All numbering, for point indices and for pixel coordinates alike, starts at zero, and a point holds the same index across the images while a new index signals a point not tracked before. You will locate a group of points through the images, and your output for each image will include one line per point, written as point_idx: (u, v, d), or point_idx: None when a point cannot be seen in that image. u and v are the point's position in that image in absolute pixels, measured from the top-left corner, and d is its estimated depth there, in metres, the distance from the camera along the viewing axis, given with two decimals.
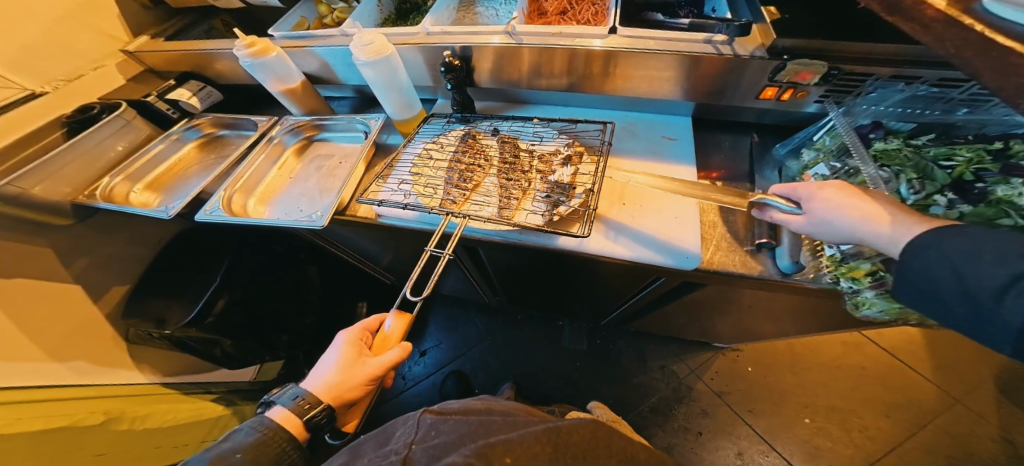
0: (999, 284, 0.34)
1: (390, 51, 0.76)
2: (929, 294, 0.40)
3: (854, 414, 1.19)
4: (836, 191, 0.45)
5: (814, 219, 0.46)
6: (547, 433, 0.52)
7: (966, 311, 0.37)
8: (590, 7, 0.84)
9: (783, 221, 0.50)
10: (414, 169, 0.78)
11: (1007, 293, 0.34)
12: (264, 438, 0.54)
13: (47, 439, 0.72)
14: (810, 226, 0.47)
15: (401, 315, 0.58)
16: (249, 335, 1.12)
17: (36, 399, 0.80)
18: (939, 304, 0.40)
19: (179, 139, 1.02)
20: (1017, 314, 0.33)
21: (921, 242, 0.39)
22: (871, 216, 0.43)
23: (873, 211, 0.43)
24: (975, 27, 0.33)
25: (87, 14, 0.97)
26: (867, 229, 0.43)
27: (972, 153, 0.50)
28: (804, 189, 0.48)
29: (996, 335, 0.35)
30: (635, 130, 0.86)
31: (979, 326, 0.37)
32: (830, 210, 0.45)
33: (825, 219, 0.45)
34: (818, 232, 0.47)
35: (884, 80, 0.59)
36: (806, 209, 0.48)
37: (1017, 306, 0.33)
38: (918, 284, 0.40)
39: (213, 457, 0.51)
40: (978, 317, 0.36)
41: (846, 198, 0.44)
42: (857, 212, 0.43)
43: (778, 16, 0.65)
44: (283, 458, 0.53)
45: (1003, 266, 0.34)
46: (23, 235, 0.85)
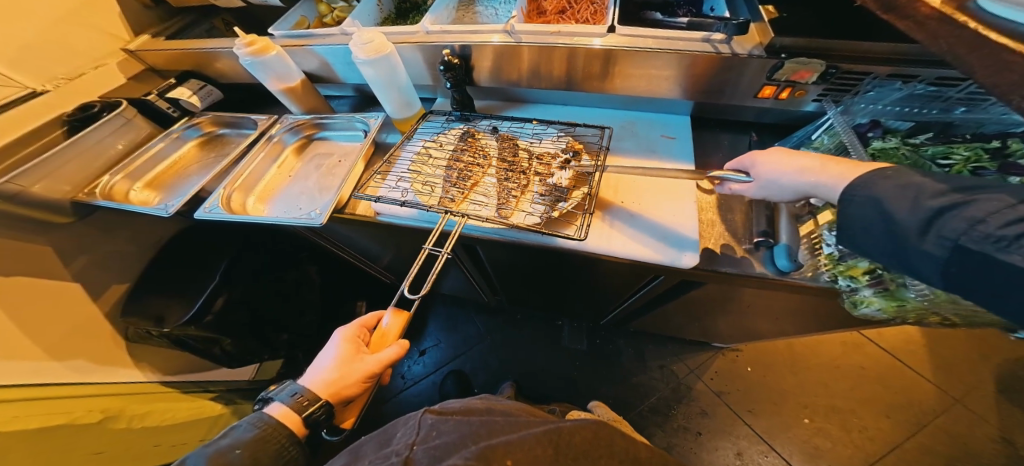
0: (923, 219, 0.38)
1: (389, 50, 0.76)
2: (858, 236, 0.44)
3: (854, 415, 1.19)
4: (775, 155, 0.51)
5: (765, 183, 0.52)
6: (548, 434, 0.52)
7: (890, 246, 0.42)
8: (589, 6, 0.84)
9: (743, 189, 0.55)
10: (413, 167, 0.78)
11: (930, 228, 0.38)
12: (264, 434, 0.54)
13: (45, 438, 0.72)
14: (766, 188, 0.52)
15: (400, 311, 0.58)
16: (248, 334, 1.12)
17: (35, 397, 0.80)
18: (863, 242, 0.44)
19: (180, 137, 1.02)
20: (937, 245, 0.37)
21: (857, 188, 0.43)
22: (810, 168, 0.48)
23: (812, 163, 0.48)
24: (970, 25, 0.33)
25: (88, 12, 0.97)
26: (810, 183, 0.48)
27: (970, 152, 0.50)
28: (748, 158, 0.54)
29: (915, 264, 0.40)
30: (634, 129, 0.86)
31: (906, 260, 0.41)
32: (776, 172, 0.50)
33: (773, 182, 0.51)
34: (772, 192, 0.52)
35: (882, 79, 0.59)
36: (755, 175, 0.53)
37: (938, 238, 0.37)
38: (855, 229, 0.44)
39: (213, 452, 0.53)
40: (902, 251, 0.41)
41: (784, 159, 0.50)
42: (797, 171, 0.48)
43: (777, 15, 0.65)
44: (281, 454, 0.53)
45: (926, 203, 0.38)
46: (23, 233, 0.85)
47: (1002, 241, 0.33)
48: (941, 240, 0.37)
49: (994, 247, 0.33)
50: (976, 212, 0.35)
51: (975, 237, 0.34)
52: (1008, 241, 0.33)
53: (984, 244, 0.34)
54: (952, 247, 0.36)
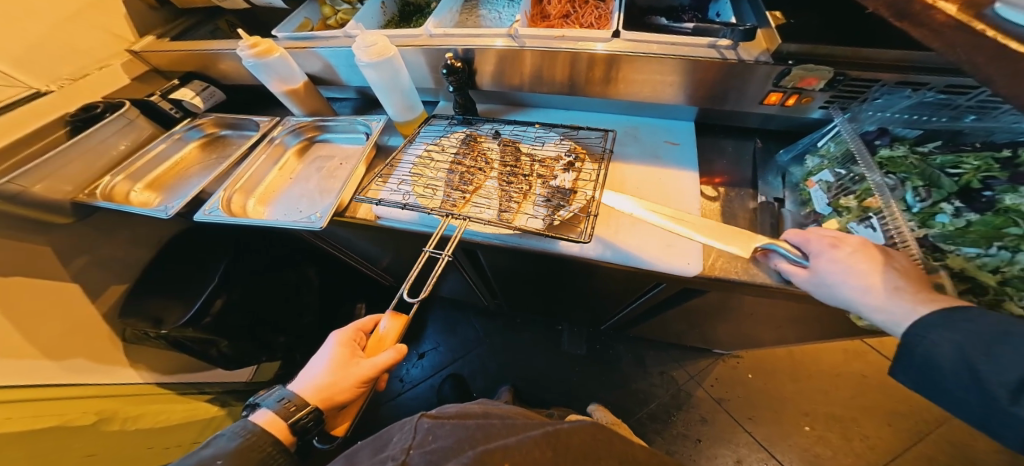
0: (1013, 378, 0.34)
1: (392, 53, 0.75)
2: (939, 381, 0.40)
3: (855, 423, 1.17)
4: (848, 253, 0.45)
5: (817, 278, 0.47)
6: (547, 437, 0.52)
7: (980, 406, 0.36)
8: (594, 10, 0.84)
9: (786, 270, 0.51)
10: (415, 170, 0.78)
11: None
12: (247, 443, 0.53)
13: (37, 440, 0.71)
14: (807, 281, 0.48)
15: (398, 315, 0.57)
16: (246, 335, 1.11)
17: (28, 399, 0.80)
18: (949, 392, 0.39)
19: (182, 139, 1.02)
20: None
21: (929, 327, 0.39)
22: (871, 286, 0.43)
23: (877, 282, 0.43)
24: (988, 33, 0.32)
25: (94, 13, 0.97)
26: (865, 300, 0.43)
27: (979, 161, 0.49)
28: (818, 244, 0.48)
29: (1009, 431, 0.34)
30: (637, 134, 0.86)
31: (982, 414, 0.36)
32: (835, 273, 0.45)
33: (826, 282, 0.46)
34: (819, 291, 0.47)
35: (891, 86, 0.58)
36: (812, 264, 0.48)
37: None
38: (923, 364, 0.40)
39: (194, 463, 0.51)
40: (989, 411, 0.35)
41: (854, 263, 0.44)
42: (860, 281, 0.44)
43: (783, 21, 0.64)
44: (268, 461, 0.53)
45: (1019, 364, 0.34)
46: (23, 233, 0.85)
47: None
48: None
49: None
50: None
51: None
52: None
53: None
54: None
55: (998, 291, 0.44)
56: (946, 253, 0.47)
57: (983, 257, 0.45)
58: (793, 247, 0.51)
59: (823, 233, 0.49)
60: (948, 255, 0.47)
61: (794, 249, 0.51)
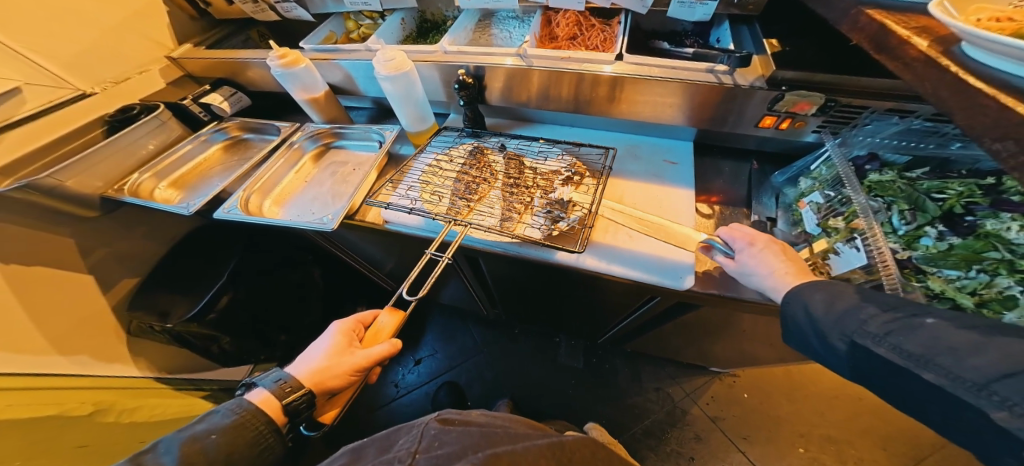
0: (832, 319, 0.44)
1: (409, 67, 0.80)
2: (800, 338, 0.48)
3: (852, 446, 1.15)
4: (762, 249, 0.53)
5: (740, 268, 0.54)
6: (551, 447, 0.55)
7: (815, 345, 0.47)
8: (600, 33, 0.89)
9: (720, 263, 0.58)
10: (423, 177, 0.82)
11: (837, 325, 0.44)
12: (242, 420, 0.56)
13: (30, 428, 0.74)
14: (736, 272, 0.55)
15: (394, 311, 0.60)
16: (249, 334, 1.15)
17: (28, 387, 0.83)
18: (796, 337, 0.49)
19: (207, 140, 1.09)
20: (841, 343, 0.43)
21: (790, 292, 0.49)
22: (779, 274, 0.51)
23: (784, 271, 0.51)
24: (952, 68, 0.35)
25: (140, 23, 1.05)
26: (769, 284, 0.51)
27: (963, 187, 0.52)
28: (741, 240, 0.55)
29: (831, 359, 0.46)
30: (637, 151, 0.89)
31: (824, 355, 0.46)
32: (754, 264, 0.53)
33: (747, 271, 0.53)
34: (742, 279, 0.55)
35: (880, 113, 0.62)
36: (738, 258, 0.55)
37: (841, 335, 0.43)
38: (790, 328, 0.49)
39: (187, 438, 0.54)
40: (821, 347, 0.46)
41: (766, 257, 0.52)
42: (769, 270, 0.51)
43: (780, 49, 0.68)
44: (259, 440, 0.56)
45: (835, 307, 0.44)
46: (49, 225, 0.91)
47: (878, 337, 0.40)
48: (843, 336, 0.43)
49: (872, 341, 0.40)
50: (867, 314, 0.42)
51: (863, 334, 0.41)
52: (882, 337, 0.40)
53: (869, 340, 0.40)
54: (850, 343, 0.42)
55: (976, 312, 0.46)
56: (927, 273, 0.50)
57: (964, 279, 0.48)
58: (724, 243, 0.58)
59: (745, 229, 0.56)
60: (929, 275, 0.49)
61: (724, 245, 0.57)
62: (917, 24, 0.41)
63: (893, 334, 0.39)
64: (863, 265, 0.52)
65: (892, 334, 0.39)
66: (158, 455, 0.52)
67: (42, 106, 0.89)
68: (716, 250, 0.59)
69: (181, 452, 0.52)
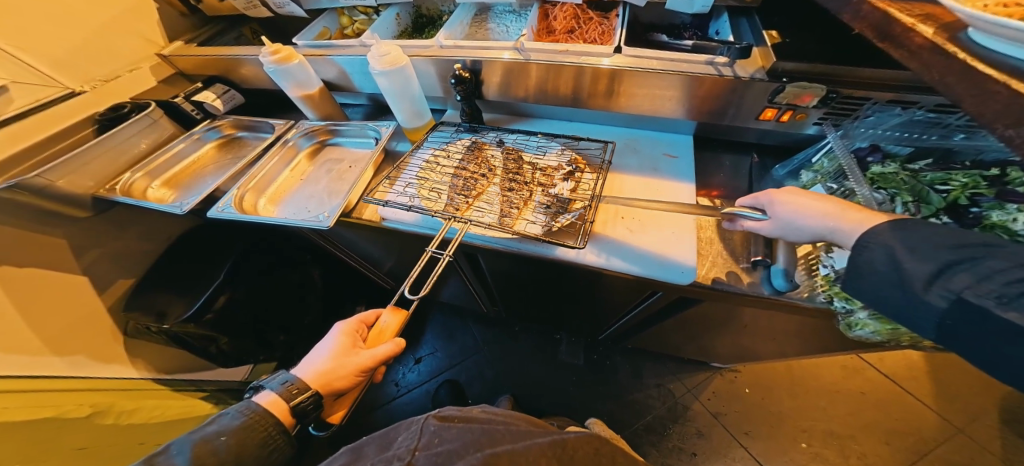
0: (932, 270, 0.38)
1: (405, 62, 0.79)
2: (876, 290, 0.43)
3: (854, 441, 1.15)
4: (792, 196, 0.50)
5: (782, 223, 0.51)
6: (553, 445, 0.54)
7: (895, 299, 0.42)
8: (598, 26, 0.87)
9: (756, 227, 0.55)
10: (421, 174, 0.81)
11: (939, 279, 0.38)
12: (250, 421, 0.55)
13: (30, 429, 0.74)
14: (779, 229, 0.52)
15: (398, 310, 0.60)
16: (247, 335, 1.14)
17: (25, 389, 0.82)
18: (870, 290, 0.44)
19: (200, 139, 1.07)
20: (941, 299, 0.38)
21: (873, 235, 0.43)
22: (828, 212, 0.47)
23: (830, 207, 0.47)
24: (959, 55, 0.34)
25: (130, 20, 1.04)
26: (829, 226, 0.47)
27: (968, 179, 0.51)
28: (766, 196, 0.54)
29: (913, 317, 0.40)
30: (636, 146, 0.88)
31: (905, 312, 0.41)
32: (794, 212, 0.50)
33: (791, 221, 0.50)
34: (790, 232, 0.51)
35: (883, 104, 0.60)
36: (771, 214, 0.53)
37: (945, 291, 0.37)
38: (866, 279, 0.44)
39: (199, 439, 0.53)
40: (904, 300, 0.41)
41: (802, 201, 0.49)
42: (816, 212, 0.48)
43: (780, 40, 0.67)
44: (269, 441, 0.55)
45: (939, 257, 0.38)
46: (41, 225, 0.89)
47: (1006, 297, 0.33)
48: (946, 293, 0.37)
49: (995, 303, 0.34)
50: (987, 268, 0.36)
51: (980, 292, 0.35)
52: (1010, 298, 0.33)
53: (988, 300, 0.34)
54: (955, 300, 0.37)
55: None
56: None
57: None
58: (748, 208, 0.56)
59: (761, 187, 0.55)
60: None
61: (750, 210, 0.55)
62: (921, 12, 0.40)
63: None
64: None
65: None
66: (171, 456, 0.51)
67: (30, 105, 0.87)
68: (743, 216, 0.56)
69: (193, 452, 0.51)
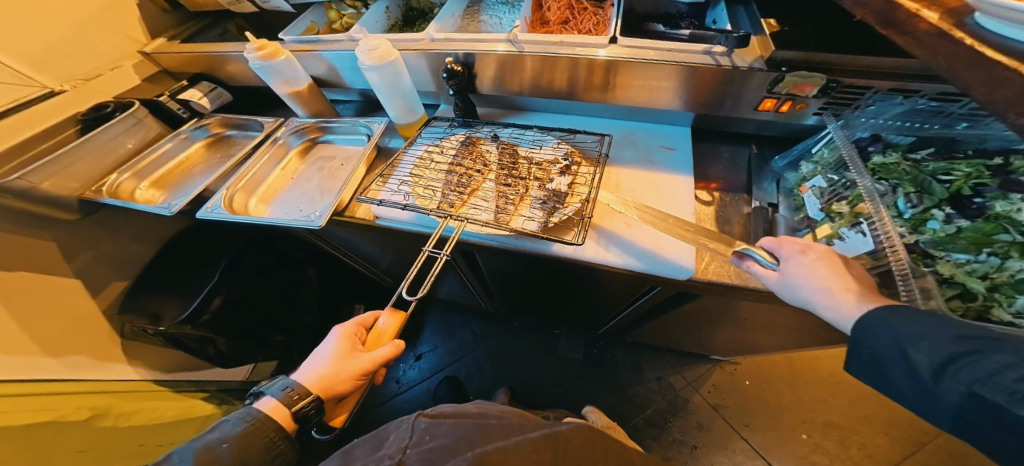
0: (938, 360, 0.36)
1: (394, 56, 0.77)
2: (885, 373, 0.41)
3: (854, 432, 1.16)
4: (816, 261, 0.46)
5: (785, 280, 0.47)
6: (546, 439, 0.54)
7: (909, 388, 0.39)
8: (593, 17, 0.86)
9: (758, 273, 0.51)
10: (414, 171, 0.79)
11: (947, 369, 0.35)
12: (254, 427, 0.54)
13: (33, 433, 0.72)
14: (781, 285, 0.48)
15: (396, 312, 0.58)
16: (244, 335, 1.13)
17: (26, 394, 0.81)
18: (879, 372, 0.41)
19: (188, 138, 1.05)
20: (956, 392, 0.34)
21: (871, 319, 0.41)
22: (838, 290, 0.44)
23: (845, 286, 0.44)
24: (966, 41, 0.33)
25: (110, 16, 1.01)
26: (829, 304, 0.44)
27: (971, 169, 0.50)
28: (788, 249, 0.49)
29: (933, 409, 0.37)
30: (633, 139, 0.87)
31: (924, 403, 0.38)
32: (803, 276, 0.46)
33: (795, 284, 0.46)
34: (785, 293, 0.48)
35: (883, 93, 0.59)
36: (785, 268, 0.48)
37: (954, 383, 0.35)
38: (870, 361, 0.42)
39: (201, 446, 0.52)
40: (923, 393, 0.37)
41: (822, 270, 0.45)
42: (825, 286, 0.45)
43: (778, 28, 0.65)
44: (271, 448, 0.54)
45: (942, 346, 0.36)
46: (30, 228, 0.87)
47: (1017, 395, 0.30)
48: (958, 386, 0.34)
49: (1007, 400, 0.31)
50: (997, 363, 0.32)
51: (991, 387, 0.32)
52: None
53: (999, 395, 0.31)
54: (968, 395, 0.33)
55: (986, 296, 0.46)
56: (936, 258, 0.49)
57: (973, 263, 0.47)
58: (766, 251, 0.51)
59: (792, 240, 0.51)
60: (937, 260, 0.48)
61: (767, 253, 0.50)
62: None
63: None
64: (869, 251, 0.51)
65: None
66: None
67: (8, 105, 0.84)
68: (752, 258, 0.52)
69: (195, 459, 0.50)
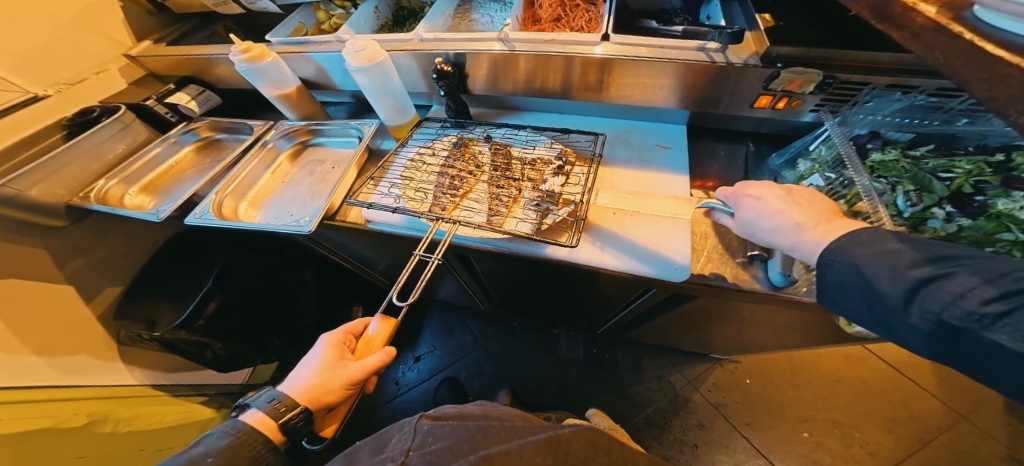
0: (905, 289, 0.36)
1: (383, 57, 0.75)
2: (856, 307, 0.41)
3: (856, 429, 1.15)
4: (757, 202, 0.48)
5: (742, 226, 0.50)
6: (549, 443, 0.52)
7: (879, 319, 0.39)
8: (585, 14, 0.84)
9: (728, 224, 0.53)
10: (405, 173, 0.78)
11: (915, 299, 0.35)
12: (239, 441, 0.53)
13: (32, 439, 0.72)
14: (744, 231, 0.50)
15: (386, 318, 0.57)
16: (240, 340, 1.11)
17: (29, 399, 0.80)
18: (850, 307, 0.41)
19: (177, 142, 1.03)
20: (925, 321, 0.35)
21: (836, 252, 0.41)
22: (787, 227, 0.45)
23: (793, 221, 0.45)
24: (965, 36, 0.31)
25: (94, 19, 0.99)
26: (788, 240, 0.45)
27: (972, 166, 0.49)
28: (734, 196, 0.51)
29: (902, 336, 0.38)
30: (629, 137, 0.85)
31: (892, 331, 0.38)
32: (755, 221, 0.48)
33: (751, 229, 0.49)
34: (751, 236, 0.50)
35: (881, 89, 0.58)
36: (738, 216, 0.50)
37: (923, 312, 0.35)
38: (843, 297, 0.41)
39: (184, 462, 0.50)
40: (888, 322, 0.38)
41: (764, 210, 0.47)
42: (775, 225, 0.46)
43: (773, 23, 0.64)
44: (258, 460, 0.52)
45: (907, 274, 0.36)
46: (19, 236, 0.86)
47: (987, 320, 0.31)
48: (926, 315, 0.34)
49: (979, 325, 0.31)
50: (961, 286, 0.33)
51: (961, 316, 0.32)
52: (992, 320, 0.30)
53: (968, 322, 0.32)
54: (936, 322, 0.34)
55: None
56: None
57: None
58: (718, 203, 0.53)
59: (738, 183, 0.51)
60: None
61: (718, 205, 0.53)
62: None
63: (1012, 316, 0.30)
64: None
65: (1011, 318, 0.30)
66: None
67: None
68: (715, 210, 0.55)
69: None
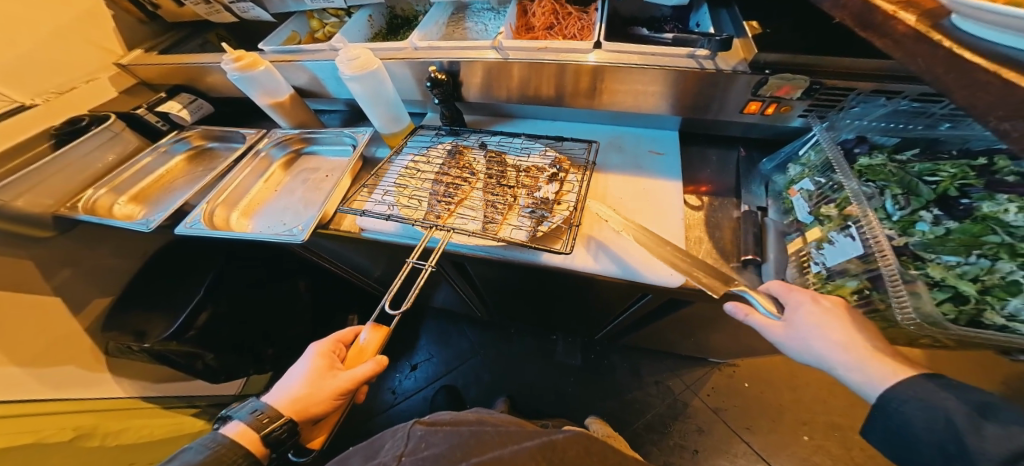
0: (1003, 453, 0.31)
1: (376, 65, 0.76)
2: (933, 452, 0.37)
3: (855, 432, 1.15)
4: (821, 311, 0.45)
5: (794, 333, 0.46)
6: (543, 449, 0.51)
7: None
8: (577, 22, 0.85)
9: (761, 323, 0.49)
10: (399, 181, 0.77)
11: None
12: (218, 455, 0.50)
13: (14, 456, 0.70)
14: (789, 336, 0.46)
15: (379, 327, 0.56)
16: (232, 351, 1.09)
17: (19, 414, 0.79)
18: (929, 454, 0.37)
19: (168, 151, 1.02)
20: None
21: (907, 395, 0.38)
22: (850, 345, 0.42)
23: (856, 342, 0.42)
24: (945, 44, 0.32)
25: (84, 28, 0.98)
26: (844, 360, 0.42)
27: (956, 169, 0.50)
28: (795, 297, 0.48)
29: None
30: (622, 143, 0.86)
31: None
32: (813, 330, 0.45)
33: (804, 337, 0.45)
34: (794, 345, 0.46)
35: (866, 94, 0.60)
36: (790, 319, 0.47)
37: None
38: (919, 440, 0.38)
39: None
40: None
41: (828, 322, 0.44)
42: (836, 340, 0.43)
43: (760, 31, 0.65)
44: None
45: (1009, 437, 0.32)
46: (5, 247, 0.84)
47: None
48: None
49: None
50: None
51: None
52: None
53: None
54: None
55: (979, 299, 0.45)
56: (926, 261, 0.48)
57: (964, 265, 0.46)
58: (766, 300, 0.51)
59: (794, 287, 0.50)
60: (927, 263, 0.48)
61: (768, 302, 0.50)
62: None
63: None
64: (860, 253, 0.50)
65: None
66: None
67: None
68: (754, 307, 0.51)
69: None
